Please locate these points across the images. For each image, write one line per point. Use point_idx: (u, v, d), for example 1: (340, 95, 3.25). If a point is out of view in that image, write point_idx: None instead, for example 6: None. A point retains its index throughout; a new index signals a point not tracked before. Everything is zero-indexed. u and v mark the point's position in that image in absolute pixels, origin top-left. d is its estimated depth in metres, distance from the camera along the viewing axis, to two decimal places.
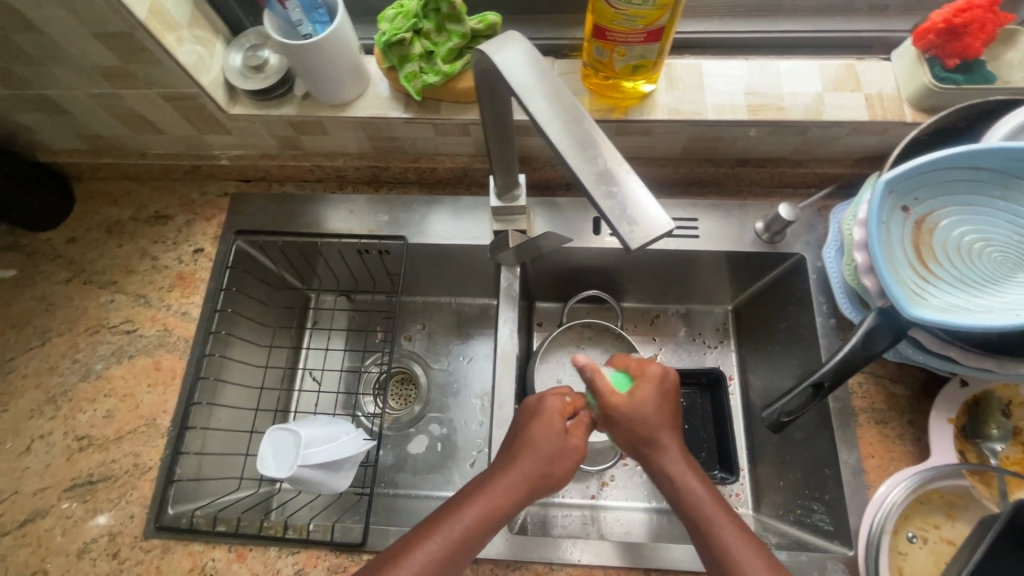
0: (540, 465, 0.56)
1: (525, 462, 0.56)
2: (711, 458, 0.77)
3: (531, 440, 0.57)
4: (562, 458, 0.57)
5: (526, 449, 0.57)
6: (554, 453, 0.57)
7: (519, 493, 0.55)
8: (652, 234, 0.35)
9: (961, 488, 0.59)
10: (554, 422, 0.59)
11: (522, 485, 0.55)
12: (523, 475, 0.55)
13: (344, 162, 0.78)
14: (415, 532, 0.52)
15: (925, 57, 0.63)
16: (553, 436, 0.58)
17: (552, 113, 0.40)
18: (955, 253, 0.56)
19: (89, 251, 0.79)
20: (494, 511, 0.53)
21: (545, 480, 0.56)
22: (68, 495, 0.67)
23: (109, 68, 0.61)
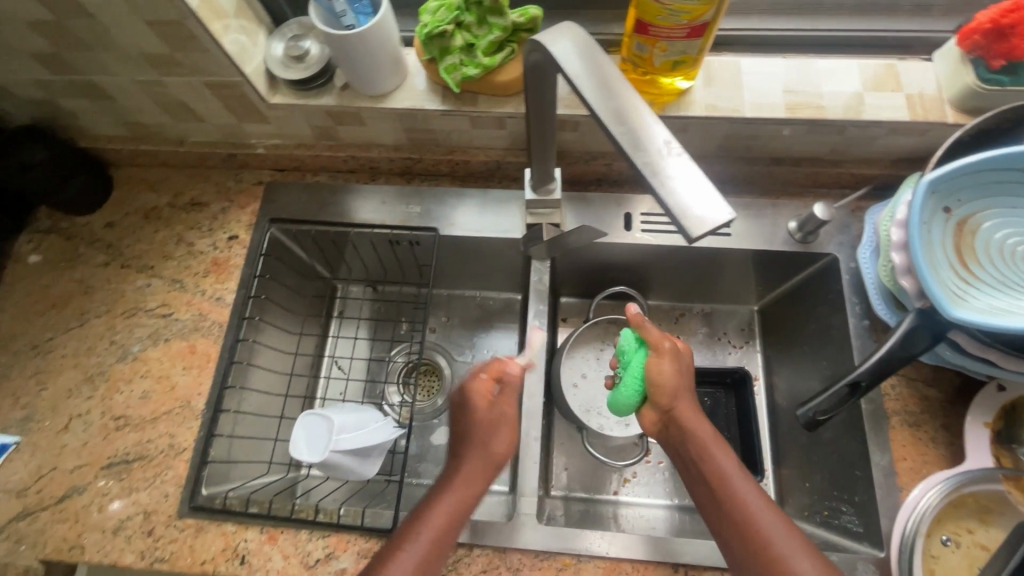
0: (484, 453, 0.58)
1: (471, 455, 0.57)
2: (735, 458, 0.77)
3: (465, 436, 0.59)
4: (499, 436, 0.59)
5: (468, 442, 0.58)
6: (490, 434, 0.59)
7: (476, 482, 0.57)
8: (714, 223, 0.35)
9: (997, 493, 0.59)
10: (479, 405, 0.60)
11: (473, 477, 0.56)
12: (469, 466, 0.57)
13: (378, 153, 0.79)
14: (399, 533, 0.53)
15: (969, 58, 0.62)
16: (482, 418, 0.60)
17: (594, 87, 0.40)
18: (997, 255, 0.56)
19: (127, 236, 0.81)
20: (458, 503, 0.55)
21: (494, 462, 0.58)
22: (105, 473, 0.68)
23: (157, 55, 0.62)
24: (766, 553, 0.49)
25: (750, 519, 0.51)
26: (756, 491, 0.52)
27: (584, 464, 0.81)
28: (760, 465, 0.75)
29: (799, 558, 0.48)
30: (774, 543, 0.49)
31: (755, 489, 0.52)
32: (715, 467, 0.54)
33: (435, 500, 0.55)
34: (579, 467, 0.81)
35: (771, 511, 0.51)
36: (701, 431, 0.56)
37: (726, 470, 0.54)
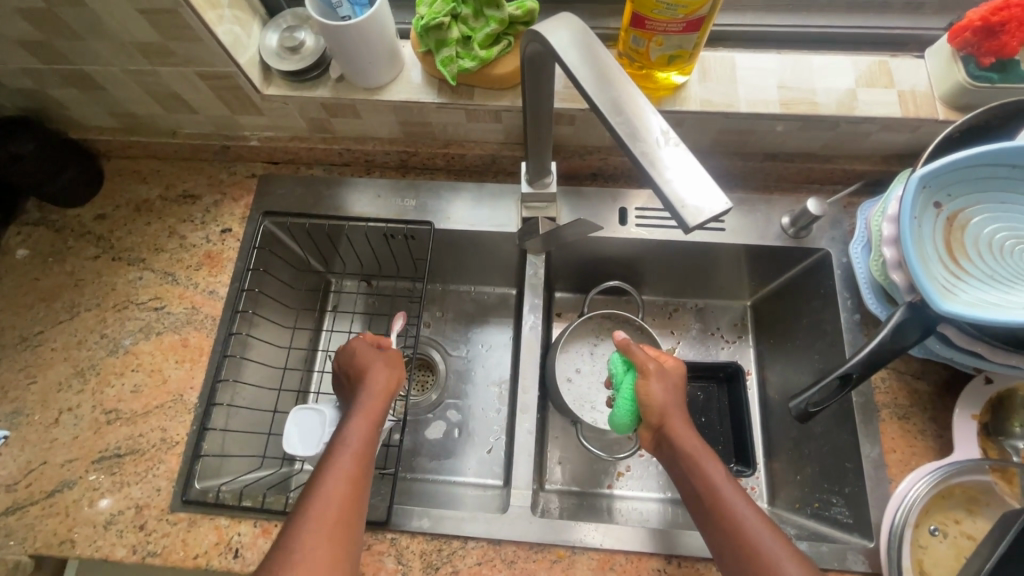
0: (381, 380, 0.62)
1: (370, 380, 0.62)
2: (727, 451, 0.78)
3: (362, 373, 0.63)
4: (388, 368, 0.63)
5: (366, 373, 0.63)
6: (380, 363, 0.64)
7: (380, 400, 0.60)
8: (710, 212, 0.35)
9: (984, 484, 0.60)
10: (363, 348, 0.65)
11: (377, 404, 0.60)
12: (372, 397, 0.60)
13: (373, 146, 0.79)
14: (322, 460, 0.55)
15: (959, 55, 0.63)
16: (373, 358, 0.64)
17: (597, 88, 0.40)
18: (986, 250, 0.56)
19: (118, 229, 0.80)
20: (372, 420, 0.59)
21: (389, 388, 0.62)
22: (96, 467, 0.68)
23: (150, 45, 0.62)
24: (757, 558, 0.49)
25: (743, 529, 0.51)
26: (749, 501, 0.53)
27: (578, 457, 0.81)
28: (753, 458, 0.75)
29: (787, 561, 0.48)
30: (764, 548, 0.49)
31: (743, 496, 0.53)
32: (704, 476, 0.55)
33: (348, 426, 0.58)
34: (573, 460, 0.81)
35: (761, 521, 0.52)
36: (685, 440, 0.58)
37: (716, 481, 0.54)
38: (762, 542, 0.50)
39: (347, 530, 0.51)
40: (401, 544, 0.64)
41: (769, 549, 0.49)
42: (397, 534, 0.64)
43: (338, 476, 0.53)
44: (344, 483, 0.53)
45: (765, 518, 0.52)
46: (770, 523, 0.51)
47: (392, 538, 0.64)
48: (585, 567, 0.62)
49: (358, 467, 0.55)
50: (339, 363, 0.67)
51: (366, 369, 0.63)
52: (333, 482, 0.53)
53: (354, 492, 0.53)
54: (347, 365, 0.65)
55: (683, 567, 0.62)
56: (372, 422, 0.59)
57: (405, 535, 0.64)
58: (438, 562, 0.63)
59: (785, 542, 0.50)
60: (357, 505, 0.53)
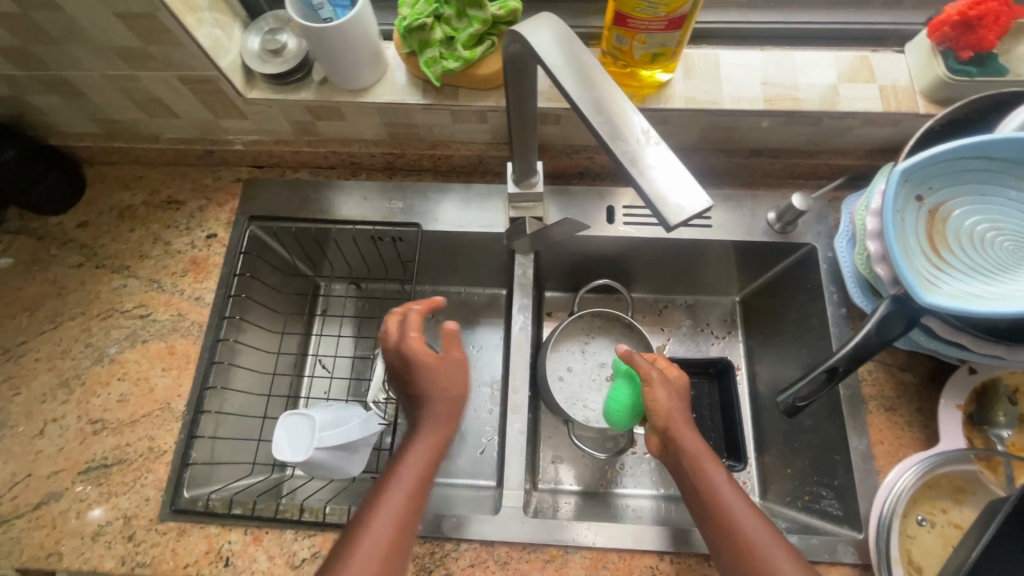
0: (445, 399, 0.59)
1: (435, 402, 0.58)
2: (719, 446, 0.78)
3: (423, 389, 0.59)
4: (450, 387, 0.60)
5: (426, 392, 0.59)
6: (449, 380, 0.60)
7: (442, 428, 0.58)
8: (690, 210, 0.35)
9: (970, 473, 0.61)
10: (428, 355, 0.60)
11: (437, 428, 0.58)
12: (434, 421, 0.58)
13: (359, 148, 0.78)
14: (371, 496, 0.53)
15: (939, 49, 0.64)
16: (437, 374, 0.60)
17: (580, 89, 0.40)
18: (968, 242, 0.57)
19: (101, 236, 0.79)
20: (433, 452, 0.57)
21: (454, 409, 0.59)
22: (82, 478, 0.67)
23: (129, 50, 0.61)
24: (750, 552, 0.50)
25: (736, 524, 0.52)
26: (739, 495, 0.54)
27: (571, 456, 0.81)
28: (744, 453, 0.75)
29: (777, 555, 0.49)
30: (757, 544, 0.50)
31: (738, 491, 0.54)
32: (703, 479, 0.55)
33: (408, 458, 0.56)
34: (566, 459, 0.81)
35: (753, 515, 0.52)
36: (691, 444, 0.58)
37: (714, 481, 0.55)
38: (755, 537, 0.51)
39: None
40: None
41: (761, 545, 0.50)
42: None
43: (387, 517, 0.51)
44: (395, 524, 0.51)
45: (757, 512, 0.53)
46: (763, 518, 0.52)
47: None
48: (578, 566, 0.62)
49: (411, 506, 0.53)
50: (391, 364, 0.62)
51: (425, 387, 0.59)
52: (382, 523, 0.51)
53: (405, 534, 0.51)
54: (402, 381, 0.61)
55: (676, 563, 0.62)
56: (430, 453, 0.57)
57: None
58: (431, 565, 0.62)
59: (776, 537, 0.51)
60: (403, 543, 0.51)
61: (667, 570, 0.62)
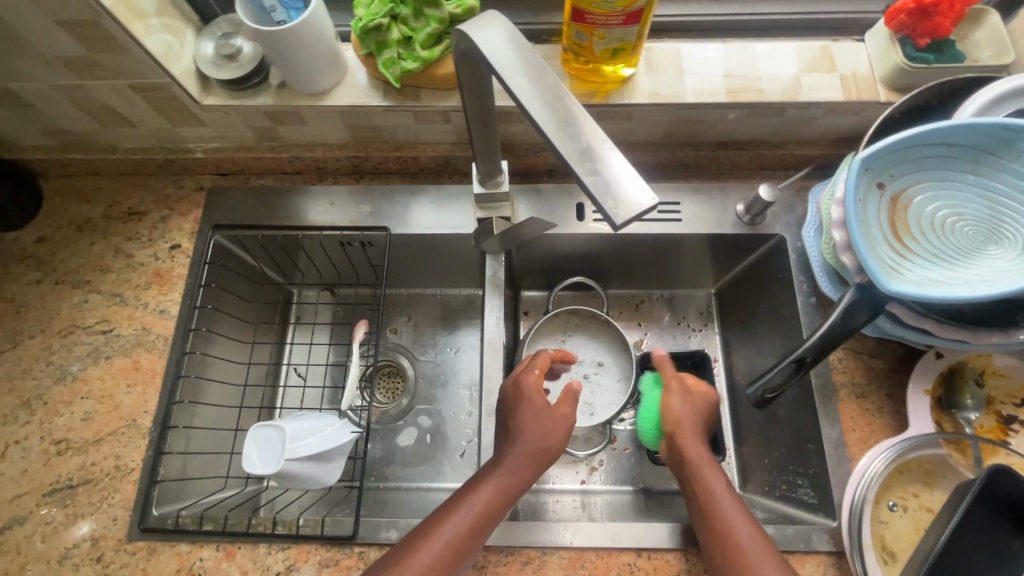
0: (537, 445, 0.60)
1: (525, 440, 0.60)
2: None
3: (522, 423, 0.61)
4: (553, 434, 0.61)
5: (522, 428, 0.61)
6: (548, 430, 0.61)
7: (526, 471, 0.59)
8: (636, 209, 0.35)
9: (939, 457, 0.61)
10: (539, 395, 0.63)
11: (522, 466, 0.59)
12: (521, 456, 0.59)
13: (323, 153, 0.77)
14: (439, 513, 0.55)
15: (897, 37, 0.64)
16: (536, 416, 0.61)
17: (534, 94, 0.39)
18: (929, 228, 0.57)
19: (60, 251, 0.77)
20: (504, 492, 0.57)
21: (544, 455, 0.60)
22: (47, 500, 0.65)
23: (75, 59, 0.59)
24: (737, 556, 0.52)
25: (724, 522, 0.55)
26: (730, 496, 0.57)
27: None
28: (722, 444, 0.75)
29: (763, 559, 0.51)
30: (744, 546, 0.53)
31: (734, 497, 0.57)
32: (702, 482, 0.58)
33: (482, 486, 0.57)
34: None
35: (740, 514, 0.55)
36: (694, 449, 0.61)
37: (713, 484, 0.58)
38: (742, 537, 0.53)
39: None
40: (370, 557, 0.63)
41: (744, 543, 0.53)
42: (366, 547, 0.63)
43: (446, 539, 0.53)
44: (451, 545, 0.53)
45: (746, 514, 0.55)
46: (751, 522, 0.54)
47: (361, 552, 0.63)
48: (556, 567, 0.62)
49: (471, 538, 0.54)
50: (505, 398, 0.65)
51: (524, 423, 0.61)
52: (439, 546, 0.53)
53: (455, 562, 0.53)
54: (507, 416, 0.63)
55: (653, 559, 0.62)
56: (505, 489, 0.57)
57: (374, 547, 0.63)
58: None
59: (758, 538, 0.53)
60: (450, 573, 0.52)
61: (645, 567, 0.62)
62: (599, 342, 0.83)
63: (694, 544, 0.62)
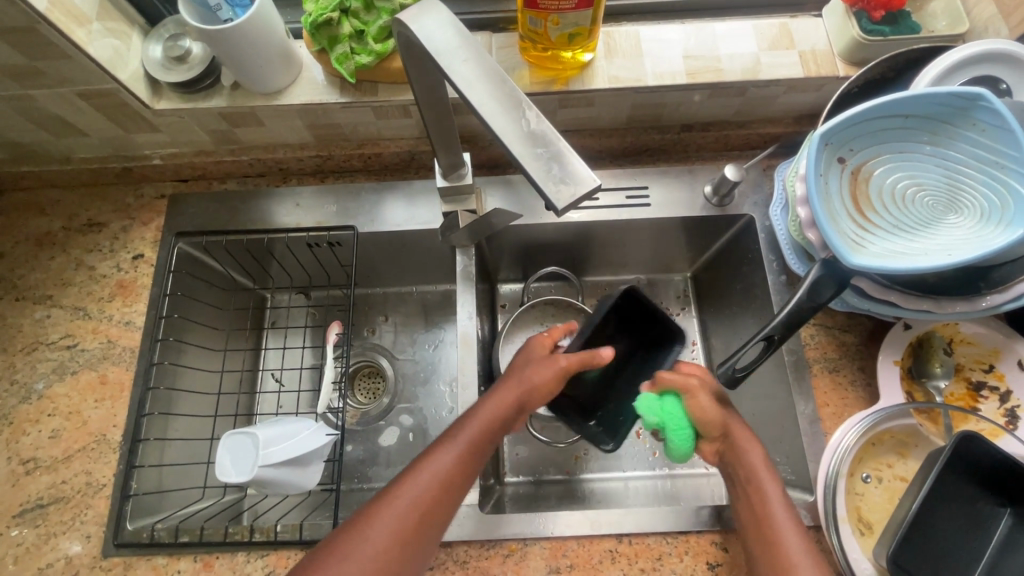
0: (527, 389, 0.59)
1: (510, 380, 0.60)
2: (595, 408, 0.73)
3: (514, 366, 0.63)
4: (538, 371, 0.61)
5: (517, 368, 0.63)
6: (539, 370, 0.61)
7: (509, 408, 0.58)
8: (579, 192, 0.35)
9: (911, 427, 0.62)
10: (539, 349, 0.65)
11: (512, 400, 0.59)
12: (510, 390, 0.59)
13: (285, 154, 0.75)
14: (424, 453, 0.55)
15: (852, 11, 0.64)
16: (530, 359, 0.63)
17: (477, 78, 0.39)
18: (890, 200, 0.57)
19: (19, 266, 0.74)
20: (491, 425, 0.56)
21: (531, 391, 0.60)
22: (17, 521, 0.63)
23: (15, 68, 0.57)
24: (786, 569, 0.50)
25: (782, 548, 0.51)
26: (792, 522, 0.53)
27: (533, 449, 0.80)
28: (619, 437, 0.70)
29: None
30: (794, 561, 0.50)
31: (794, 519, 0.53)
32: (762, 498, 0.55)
33: (471, 416, 0.57)
34: (532, 450, 0.79)
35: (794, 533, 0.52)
36: (751, 459, 0.57)
37: (773, 506, 0.54)
38: (798, 560, 0.50)
39: (423, 530, 0.50)
40: None
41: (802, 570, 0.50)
42: None
43: (431, 473, 0.52)
44: (436, 479, 0.52)
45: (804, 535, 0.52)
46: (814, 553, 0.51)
47: None
48: (538, 558, 0.62)
49: (463, 464, 0.54)
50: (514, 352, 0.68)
51: (518, 364, 0.63)
52: (431, 471, 0.52)
53: (449, 489, 0.52)
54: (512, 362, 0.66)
55: (635, 544, 0.62)
56: (490, 429, 0.56)
57: None
58: None
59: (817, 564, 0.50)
60: (444, 496, 0.52)
61: (627, 552, 0.62)
62: None
63: (676, 527, 0.62)
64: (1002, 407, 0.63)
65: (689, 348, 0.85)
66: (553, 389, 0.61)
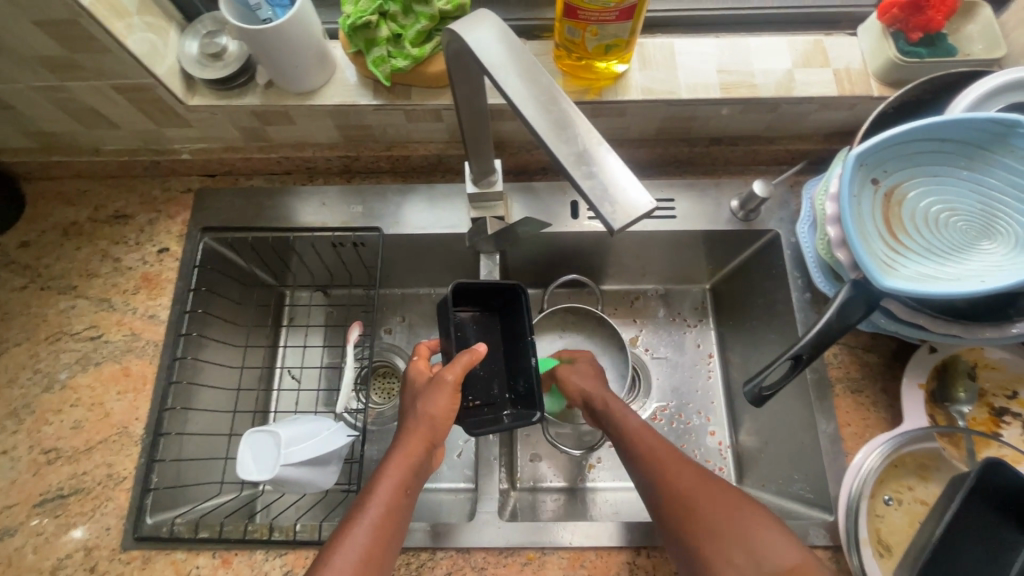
0: (428, 421, 0.57)
1: (412, 421, 0.58)
2: (503, 398, 0.67)
3: (409, 404, 0.60)
4: (434, 400, 0.58)
5: (416, 405, 0.59)
6: (428, 401, 0.58)
7: (415, 449, 0.56)
8: (634, 213, 0.35)
9: (933, 450, 0.62)
10: (423, 376, 0.62)
11: (421, 442, 0.57)
12: (417, 433, 0.57)
13: (313, 153, 0.76)
14: (345, 522, 0.53)
15: (889, 31, 0.64)
16: (421, 390, 0.60)
17: (529, 95, 0.39)
18: (923, 223, 0.57)
19: (45, 256, 0.75)
20: (406, 473, 0.55)
21: (433, 424, 0.57)
22: (38, 511, 0.64)
23: (54, 59, 0.57)
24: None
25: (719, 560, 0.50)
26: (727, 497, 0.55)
27: (546, 456, 0.80)
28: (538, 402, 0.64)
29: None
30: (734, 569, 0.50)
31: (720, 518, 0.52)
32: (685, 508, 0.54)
33: (384, 472, 0.55)
34: (543, 456, 0.79)
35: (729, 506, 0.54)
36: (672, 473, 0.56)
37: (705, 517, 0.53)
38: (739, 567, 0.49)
39: None
40: None
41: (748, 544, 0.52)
42: None
43: (357, 541, 0.51)
44: (365, 546, 0.51)
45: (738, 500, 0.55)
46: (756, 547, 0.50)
47: None
48: (555, 567, 0.62)
49: (389, 520, 0.53)
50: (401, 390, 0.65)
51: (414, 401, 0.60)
52: (356, 538, 0.51)
53: (380, 551, 0.51)
54: (404, 395, 0.63)
55: (652, 557, 0.62)
56: (403, 476, 0.55)
57: None
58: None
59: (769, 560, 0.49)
60: (377, 554, 0.51)
61: (644, 564, 0.62)
62: (596, 342, 0.81)
63: None
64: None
65: (705, 360, 0.85)
66: (455, 409, 0.59)
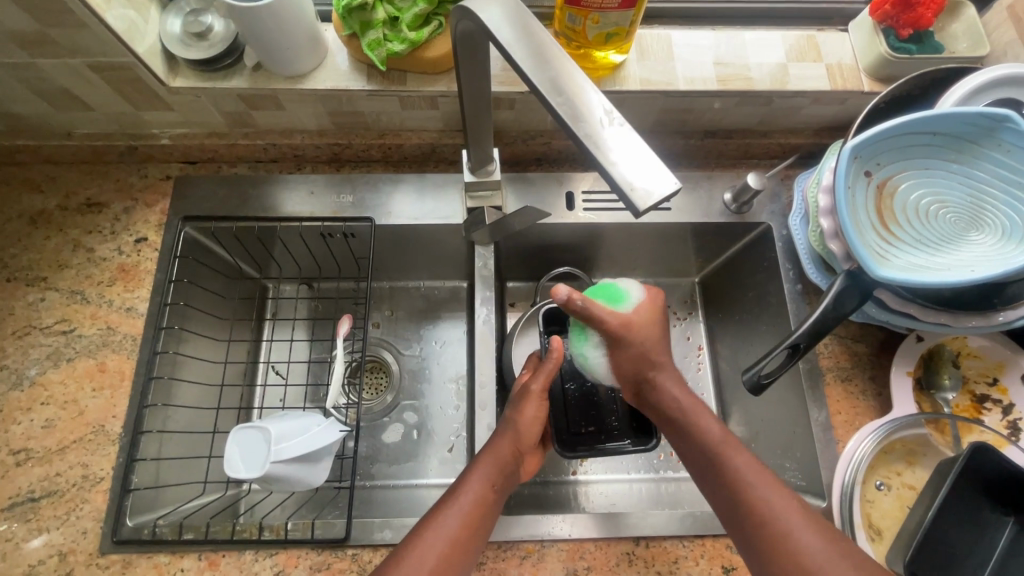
0: (513, 428, 0.58)
1: (503, 427, 0.58)
2: (624, 425, 0.67)
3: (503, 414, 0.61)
4: (525, 409, 0.58)
5: (508, 415, 0.59)
6: (513, 409, 0.59)
7: (504, 452, 0.56)
8: (658, 194, 0.34)
9: (921, 436, 0.64)
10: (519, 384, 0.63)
11: (510, 446, 0.57)
12: (507, 438, 0.57)
13: (301, 140, 0.73)
14: (433, 509, 0.53)
15: (880, 27, 0.65)
16: (513, 400, 0.61)
17: (546, 72, 0.38)
18: (914, 215, 0.58)
19: (10, 245, 0.70)
20: (496, 473, 0.55)
21: (523, 432, 0.57)
22: (6, 515, 0.60)
23: (25, 34, 0.53)
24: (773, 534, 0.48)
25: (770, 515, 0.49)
26: (759, 470, 0.52)
27: None
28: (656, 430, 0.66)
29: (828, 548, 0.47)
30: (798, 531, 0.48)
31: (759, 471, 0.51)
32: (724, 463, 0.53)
33: (472, 470, 0.55)
34: None
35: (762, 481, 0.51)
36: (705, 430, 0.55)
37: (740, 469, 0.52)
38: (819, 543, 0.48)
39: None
40: (364, 559, 0.61)
41: (795, 531, 0.48)
42: (359, 549, 0.61)
43: (447, 526, 0.50)
44: (455, 532, 0.50)
45: (777, 483, 0.51)
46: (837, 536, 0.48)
47: (354, 554, 0.61)
48: (555, 560, 0.61)
49: (480, 510, 0.52)
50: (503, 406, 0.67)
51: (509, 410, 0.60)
52: (443, 526, 0.50)
53: (468, 542, 0.51)
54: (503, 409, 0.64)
55: (652, 547, 0.62)
56: (492, 473, 0.55)
57: (368, 548, 0.61)
58: None
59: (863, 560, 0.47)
60: (468, 541, 0.51)
61: (644, 555, 0.62)
62: None
63: (690, 531, 0.62)
64: (1004, 418, 0.66)
65: (695, 352, 0.85)
66: (542, 420, 0.59)
